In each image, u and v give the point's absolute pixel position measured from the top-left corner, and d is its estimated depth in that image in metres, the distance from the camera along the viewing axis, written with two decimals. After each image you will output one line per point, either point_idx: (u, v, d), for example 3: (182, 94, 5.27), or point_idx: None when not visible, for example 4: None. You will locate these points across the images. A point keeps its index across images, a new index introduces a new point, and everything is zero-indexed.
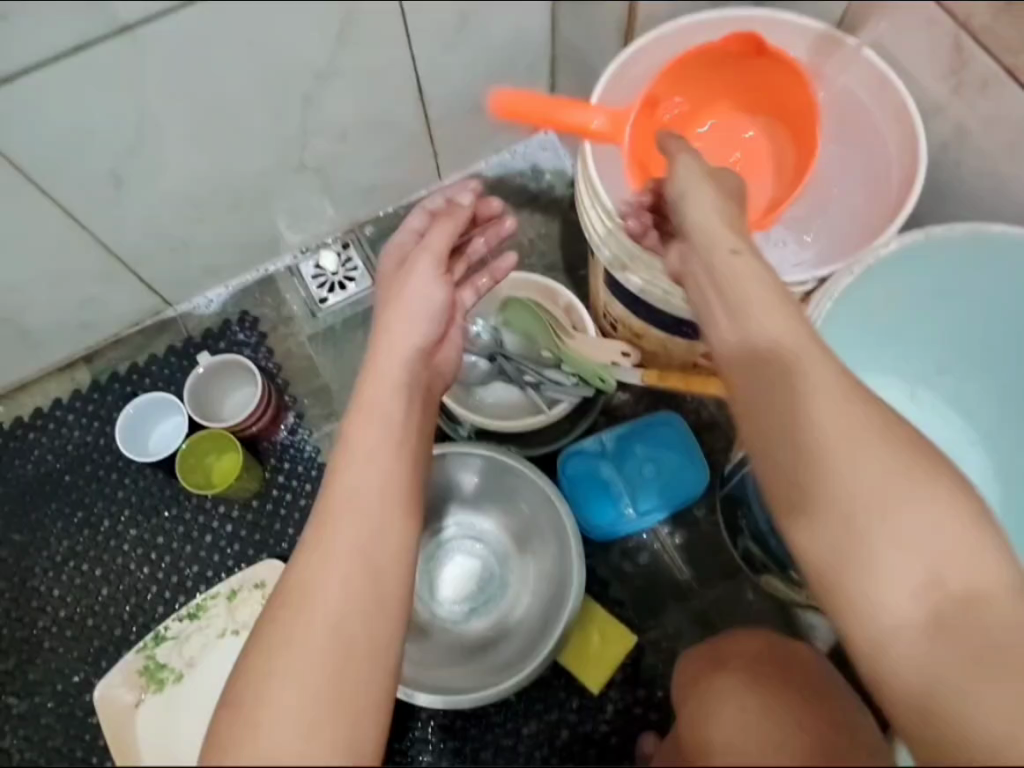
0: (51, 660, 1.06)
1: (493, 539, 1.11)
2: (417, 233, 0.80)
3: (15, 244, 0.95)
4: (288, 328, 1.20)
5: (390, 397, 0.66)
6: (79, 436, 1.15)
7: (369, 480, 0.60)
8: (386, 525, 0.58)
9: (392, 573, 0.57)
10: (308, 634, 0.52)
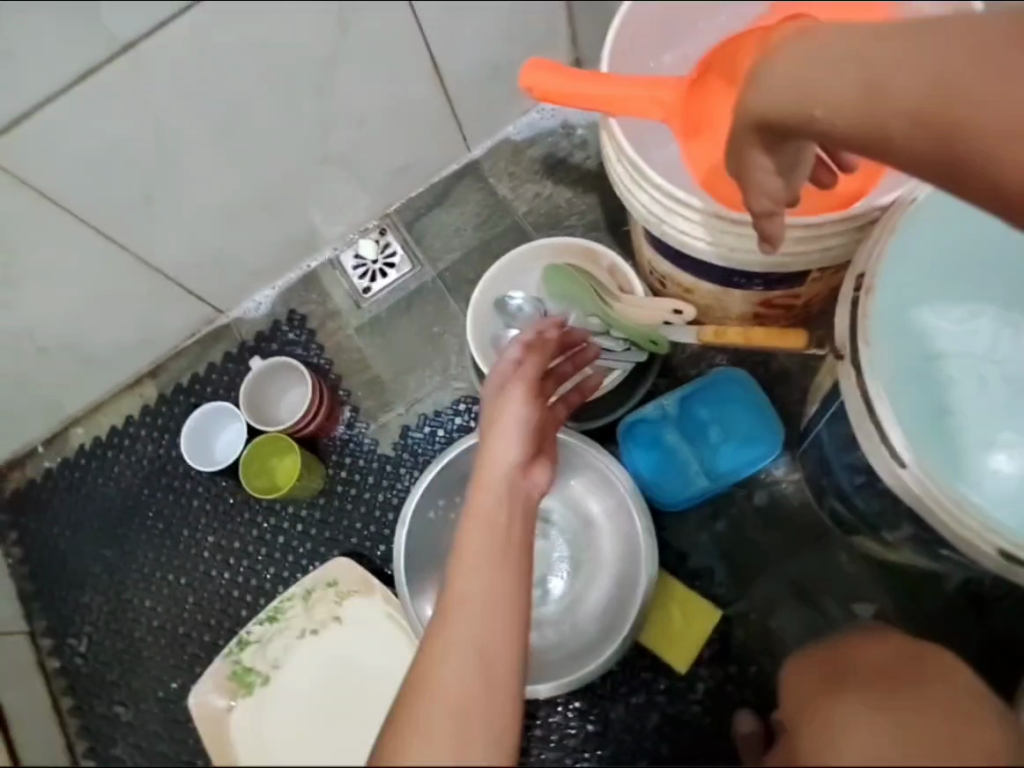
0: (151, 668, 1.11)
1: (565, 519, 1.06)
2: (512, 361, 0.81)
3: (62, 274, 0.96)
4: (335, 322, 1.18)
5: (497, 503, 0.66)
6: (152, 449, 1.17)
7: (484, 581, 0.60)
8: (500, 623, 0.58)
9: (505, 665, 0.57)
10: (431, 727, 0.53)
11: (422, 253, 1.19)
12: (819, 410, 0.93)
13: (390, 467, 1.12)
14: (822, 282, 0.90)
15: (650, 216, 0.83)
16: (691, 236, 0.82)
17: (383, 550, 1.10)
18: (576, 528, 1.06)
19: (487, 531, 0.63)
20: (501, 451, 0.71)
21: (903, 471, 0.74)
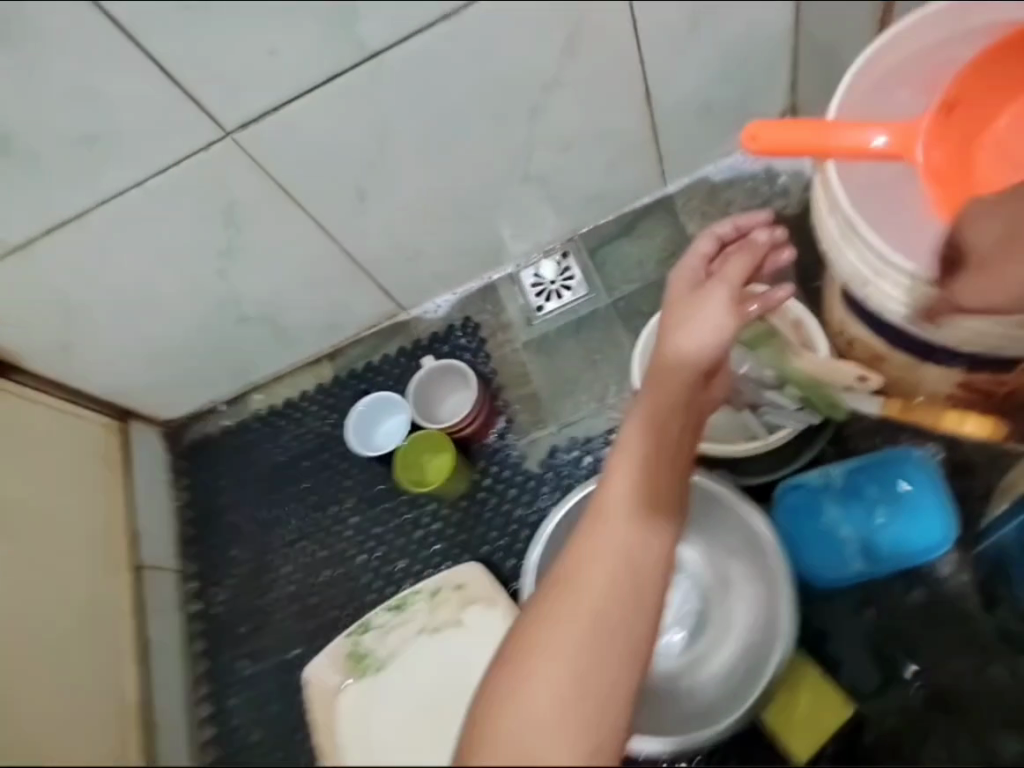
0: (278, 630, 1.17)
1: (702, 570, 1.02)
2: (705, 257, 0.82)
3: (275, 254, 1.05)
4: (506, 334, 1.22)
5: (668, 415, 0.70)
6: (317, 425, 1.24)
7: (627, 525, 0.63)
8: (652, 535, 0.63)
9: (651, 578, 0.61)
10: (576, 617, 0.57)
11: (600, 279, 1.20)
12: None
13: (533, 483, 1.14)
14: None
15: (857, 274, 0.80)
16: (902, 302, 0.78)
17: (512, 564, 1.12)
18: (711, 583, 1.02)
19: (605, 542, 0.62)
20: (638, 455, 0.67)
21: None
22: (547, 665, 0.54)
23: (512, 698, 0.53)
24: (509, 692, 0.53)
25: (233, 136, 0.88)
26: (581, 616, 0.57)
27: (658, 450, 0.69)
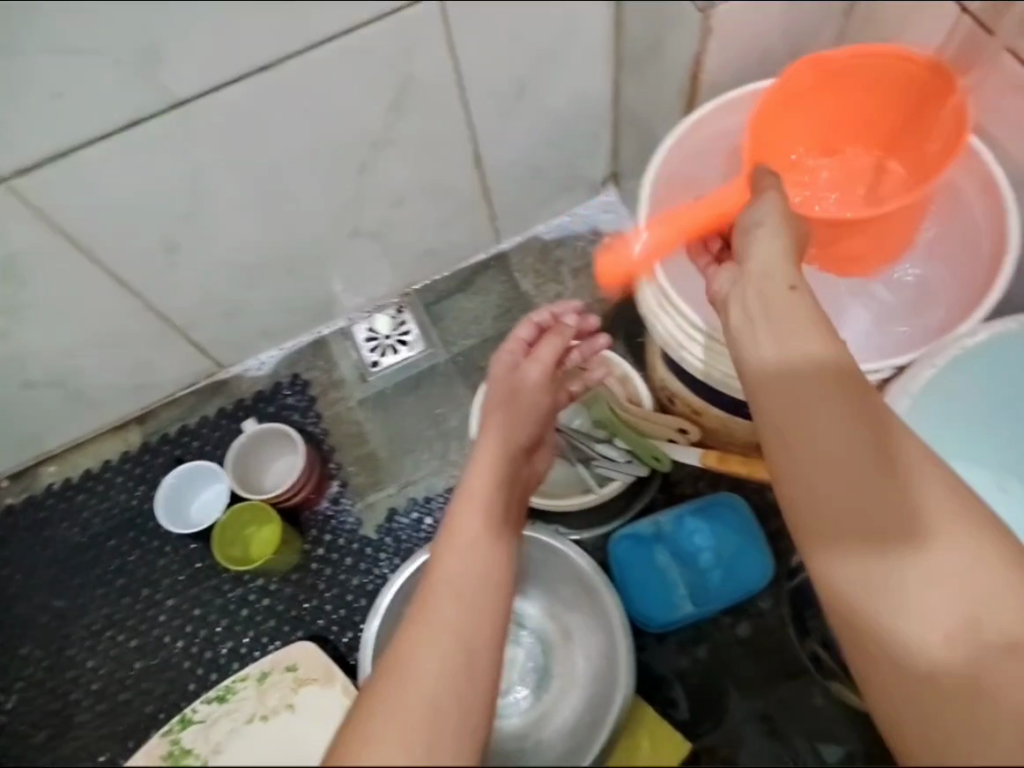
0: (81, 736, 1.02)
1: (544, 624, 1.02)
2: (524, 343, 0.84)
3: (69, 312, 0.95)
4: (338, 392, 1.17)
5: (492, 484, 0.72)
6: (125, 499, 1.13)
7: (457, 597, 0.59)
8: (484, 605, 0.59)
9: (486, 652, 0.56)
10: (404, 703, 0.49)
11: (436, 335, 1.19)
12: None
13: (370, 551, 1.09)
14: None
15: (675, 339, 0.83)
16: (715, 365, 0.81)
17: (348, 636, 1.05)
18: (552, 636, 1.02)
19: (432, 640, 0.54)
20: (464, 555, 0.63)
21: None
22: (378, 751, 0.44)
23: None
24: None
25: (9, 183, 0.78)
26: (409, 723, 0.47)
27: (485, 545, 0.65)
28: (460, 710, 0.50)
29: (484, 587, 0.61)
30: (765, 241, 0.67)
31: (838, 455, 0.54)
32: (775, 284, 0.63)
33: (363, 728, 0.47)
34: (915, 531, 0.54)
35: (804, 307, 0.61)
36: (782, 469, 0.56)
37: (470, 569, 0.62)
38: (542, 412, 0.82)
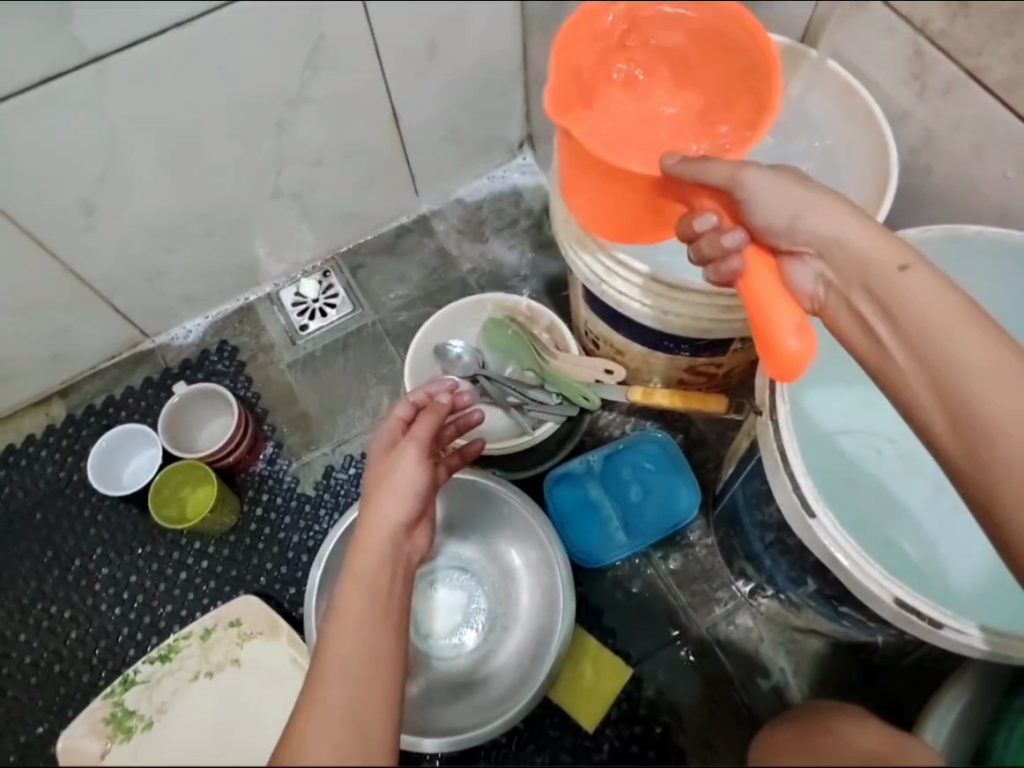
0: (14, 709, 0.99)
1: (491, 583, 1.05)
2: (402, 423, 0.80)
3: None
4: (267, 356, 1.18)
5: (379, 565, 0.62)
6: (51, 471, 1.11)
7: (348, 685, 0.51)
8: (375, 689, 0.51)
9: (381, 739, 0.49)
10: None
11: (363, 296, 1.20)
12: (737, 475, 0.92)
13: (310, 507, 1.09)
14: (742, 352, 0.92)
15: (593, 275, 0.87)
16: (629, 297, 0.86)
17: (292, 592, 1.05)
18: (496, 594, 1.04)
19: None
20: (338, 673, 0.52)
21: (812, 522, 0.72)
22: None
23: None
24: None
25: None
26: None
27: (375, 623, 0.56)
28: None
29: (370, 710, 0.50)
30: (831, 217, 0.59)
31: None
32: (875, 268, 0.58)
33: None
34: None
35: (917, 287, 0.56)
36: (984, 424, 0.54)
37: (350, 674, 0.52)
38: (426, 486, 0.72)
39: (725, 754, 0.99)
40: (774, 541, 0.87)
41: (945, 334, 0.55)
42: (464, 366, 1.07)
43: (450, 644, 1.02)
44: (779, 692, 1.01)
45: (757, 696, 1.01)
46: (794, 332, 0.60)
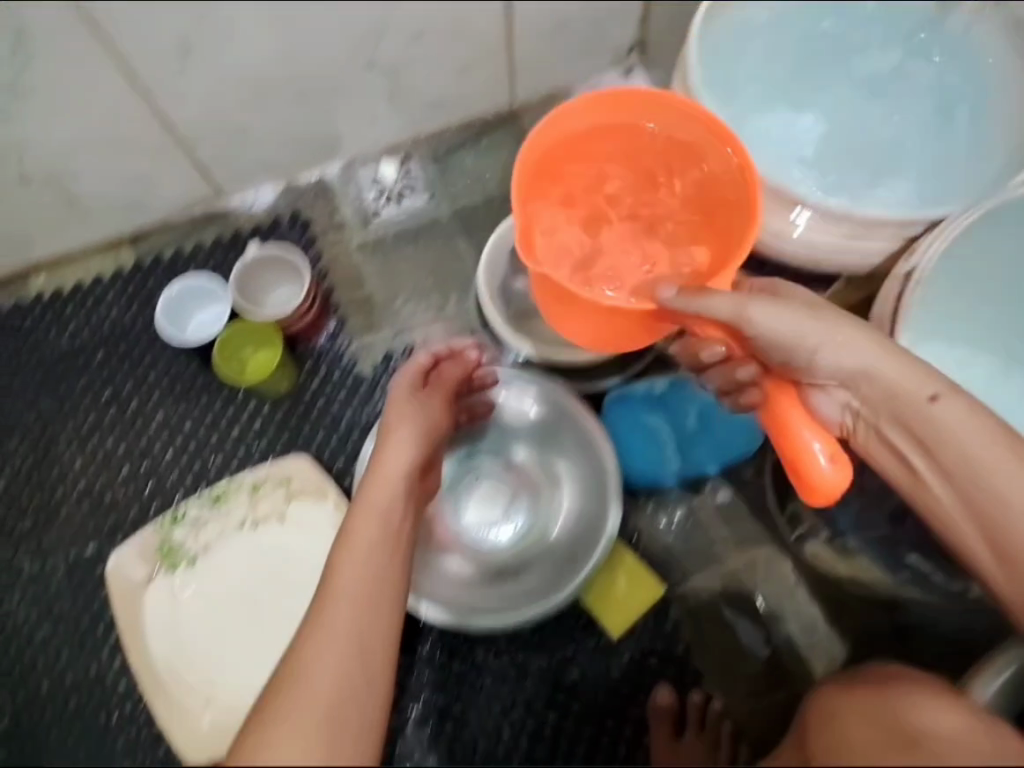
0: (65, 530, 1.04)
1: (538, 496, 1.06)
2: (422, 369, 0.91)
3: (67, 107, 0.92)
4: (339, 233, 1.18)
5: (391, 499, 0.75)
6: (116, 314, 1.13)
7: (355, 605, 0.65)
8: (382, 609, 0.66)
9: (379, 653, 0.63)
10: (299, 712, 0.56)
11: (441, 187, 1.20)
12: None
13: (366, 387, 1.11)
14: (840, 293, 0.98)
15: None
16: None
17: (340, 464, 1.08)
18: (538, 508, 1.05)
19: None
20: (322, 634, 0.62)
21: (909, 449, 0.74)
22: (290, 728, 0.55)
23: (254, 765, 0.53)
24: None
25: None
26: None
27: (380, 554, 0.69)
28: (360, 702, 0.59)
29: (342, 660, 0.60)
30: (860, 354, 0.72)
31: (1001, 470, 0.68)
32: (909, 401, 0.71)
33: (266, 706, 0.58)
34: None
35: (947, 417, 0.70)
36: (1008, 531, 0.68)
37: (339, 607, 0.64)
38: (440, 436, 0.87)
39: (738, 681, 1.03)
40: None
41: (972, 456, 0.69)
42: None
43: (478, 536, 1.04)
44: (803, 633, 1.05)
45: (780, 632, 1.05)
46: (826, 455, 0.73)
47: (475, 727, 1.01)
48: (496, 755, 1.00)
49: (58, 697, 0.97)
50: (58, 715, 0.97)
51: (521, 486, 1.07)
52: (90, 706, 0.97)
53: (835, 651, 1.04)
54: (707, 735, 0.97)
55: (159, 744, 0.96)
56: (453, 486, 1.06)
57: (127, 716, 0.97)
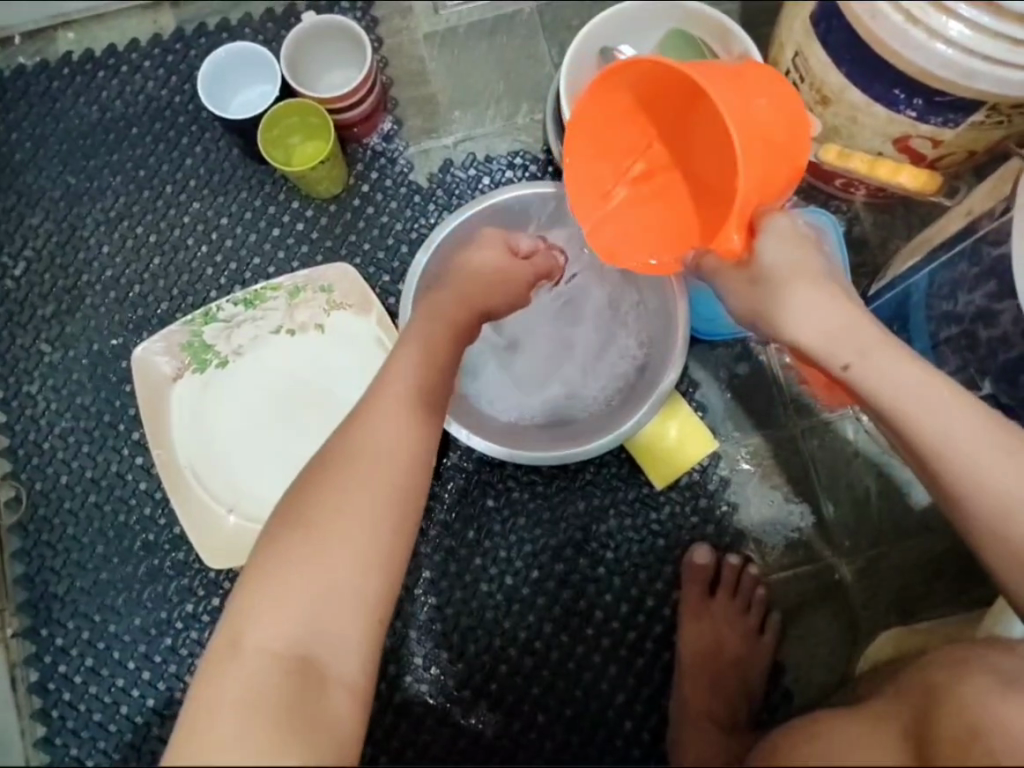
0: (91, 318, 0.97)
1: (585, 395, 0.93)
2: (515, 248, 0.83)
3: None
4: (405, 20, 1.03)
5: (455, 302, 0.76)
6: (153, 87, 1.00)
7: (405, 389, 0.65)
8: (432, 401, 0.66)
9: (429, 435, 0.64)
10: (351, 482, 0.59)
11: None
12: (922, 261, 0.84)
13: (420, 199, 0.99)
14: (977, 132, 0.82)
15: None
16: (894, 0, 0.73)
17: (385, 279, 0.97)
18: (589, 366, 0.94)
19: (306, 560, 0.55)
20: (389, 407, 0.63)
21: None
22: (347, 489, 0.58)
23: (303, 531, 0.57)
24: (300, 533, 0.56)
25: None
26: (310, 579, 0.55)
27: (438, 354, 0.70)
28: (405, 470, 0.60)
29: (401, 441, 0.62)
30: (815, 317, 0.67)
31: (957, 442, 0.65)
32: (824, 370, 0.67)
33: (320, 477, 0.59)
34: (984, 470, 0.65)
35: (866, 382, 0.66)
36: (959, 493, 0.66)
37: (399, 393, 0.64)
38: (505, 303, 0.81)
39: (782, 551, 0.96)
40: (956, 335, 0.82)
41: (922, 419, 0.65)
42: None
43: (499, 364, 0.94)
44: (859, 511, 0.97)
45: (830, 504, 0.97)
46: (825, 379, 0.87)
47: (503, 563, 0.95)
48: (522, 594, 0.94)
49: (78, 489, 0.94)
50: (78, 507, 0.93)
51: (576, 359, 0.94)
52: (110, 502, 0.94)
53: (888, 529, 0.97)
54: (741, 599, 0.93)
55: (179, 547, 0.93)
56: (517, 330, 0.94)
57: (148, 515, 0.93)
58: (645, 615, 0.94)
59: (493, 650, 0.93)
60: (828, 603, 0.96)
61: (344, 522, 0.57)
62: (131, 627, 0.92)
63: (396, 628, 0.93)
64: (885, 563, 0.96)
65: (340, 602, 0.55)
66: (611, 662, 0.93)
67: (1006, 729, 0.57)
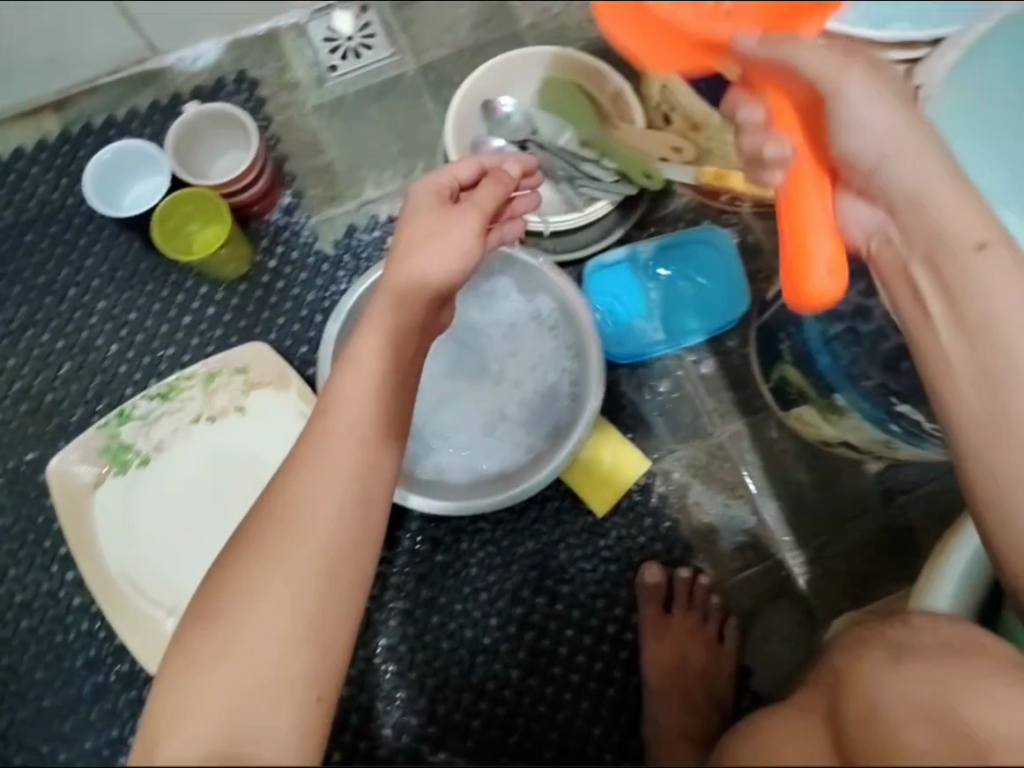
0: (4, 435, 0.94)
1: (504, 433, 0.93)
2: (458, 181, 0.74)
3: None
4: (291, 95, 1.04)
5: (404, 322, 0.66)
6: (43, 192, 0.99)
7: (341, 439, 0.57)
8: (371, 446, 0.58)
9: (376, 490, 0.57)
10: (279, 557, 0.51)
11: (405, 41, 1.06)
12: None
13: (329, 267, 1.00)
14: None
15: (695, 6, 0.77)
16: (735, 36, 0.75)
17: (304, 349, 0.98)
18: (514, 400, 0.94)
19: (229, 652, 0.48)
20: (316, 463, 0.56)
21: None
22: (269, 566, 0.51)
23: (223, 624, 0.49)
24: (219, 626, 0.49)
25: None
26: (234, 673, 0.47)
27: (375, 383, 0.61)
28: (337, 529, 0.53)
29: (335, 502, 0.54)
30: (917, 163, 0.62)
31: None
32: (954, 244, 0.60)
33: (232, 559, 0.52)
34: None
35: (987, 269, 0.59)
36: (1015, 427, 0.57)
37: (329, 443, 0.57)
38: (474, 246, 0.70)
39: (730, 556, 0.98)
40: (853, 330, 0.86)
41: (1005, 321, 0.58)
42: (511, 130, 0.98)
43: (428, 410, 0.93)
44: (796, 507, 0.99)
45: (768, 504, 0.99)
46: (828, 267, 0.65)
47: (462, 617, 0.94)
48: (485, 645, 0.94)
49: (9, 616, 0.90)
50: (12, 634, 0.89)
51: (489, 399, 0.95)
52: (46, 623, 0.90)
53: (826, 520, 0.99)
54: (697, 611, 0.93)
55: (124, 657, 0.89)
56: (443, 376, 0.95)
57: (88, 630, 0.90)
58: (609, 644, 0.94)
59: (464, 707, 0.92)
60: (781, 600, 0.97)
61: (266, 604, 0.50)
62: (83, 751, 0.87)
63: (361, 701, 0.91)
64: (829, 552, 0.98)
65: (271, 692, 0.47)
66: (583, 698, 0.93)
67: (906, 694, 0.55)
